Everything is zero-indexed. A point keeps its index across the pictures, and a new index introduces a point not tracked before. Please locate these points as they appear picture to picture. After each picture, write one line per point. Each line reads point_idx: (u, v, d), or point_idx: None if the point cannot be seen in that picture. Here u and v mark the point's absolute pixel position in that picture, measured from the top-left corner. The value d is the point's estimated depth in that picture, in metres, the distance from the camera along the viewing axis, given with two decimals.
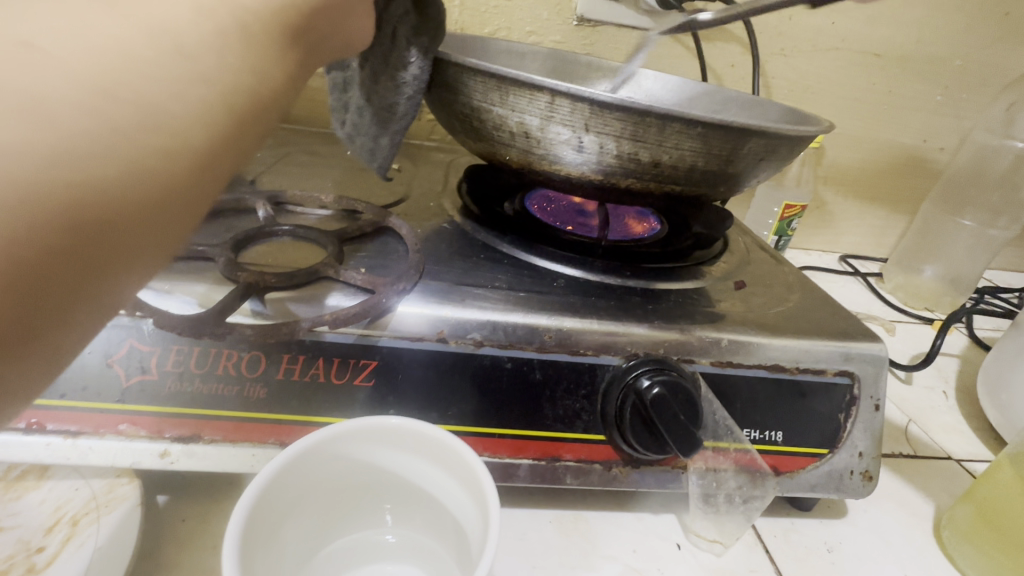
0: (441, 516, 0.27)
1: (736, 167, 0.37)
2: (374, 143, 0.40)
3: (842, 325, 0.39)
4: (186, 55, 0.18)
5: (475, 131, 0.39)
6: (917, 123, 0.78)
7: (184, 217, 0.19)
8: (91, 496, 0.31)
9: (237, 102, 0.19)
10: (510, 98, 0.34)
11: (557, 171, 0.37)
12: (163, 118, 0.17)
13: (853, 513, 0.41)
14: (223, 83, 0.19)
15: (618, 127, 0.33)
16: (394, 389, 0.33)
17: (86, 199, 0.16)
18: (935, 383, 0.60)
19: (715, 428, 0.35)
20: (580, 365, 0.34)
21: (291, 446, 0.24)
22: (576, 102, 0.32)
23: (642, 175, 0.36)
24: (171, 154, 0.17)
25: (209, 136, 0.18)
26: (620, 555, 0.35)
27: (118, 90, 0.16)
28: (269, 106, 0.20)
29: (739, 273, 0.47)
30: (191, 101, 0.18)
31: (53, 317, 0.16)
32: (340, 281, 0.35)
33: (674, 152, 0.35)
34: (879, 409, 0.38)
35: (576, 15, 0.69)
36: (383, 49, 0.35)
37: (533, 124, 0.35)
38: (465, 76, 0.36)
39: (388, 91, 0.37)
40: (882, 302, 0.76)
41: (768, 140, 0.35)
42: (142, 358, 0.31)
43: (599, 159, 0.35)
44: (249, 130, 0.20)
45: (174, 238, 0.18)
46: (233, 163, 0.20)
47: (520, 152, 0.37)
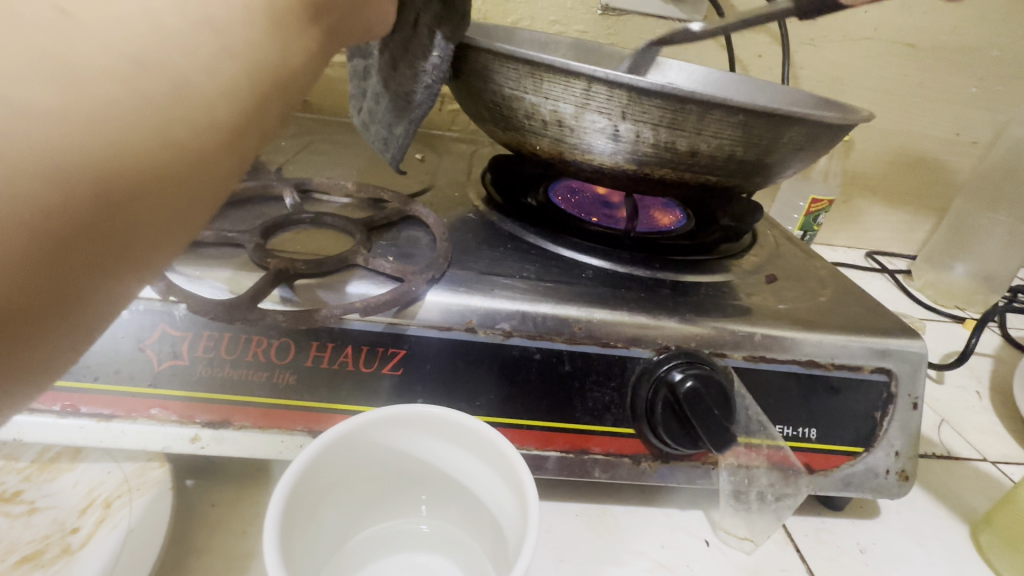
0: (474, 505, 0.27)
1: (774, 157, 0.36)
2: (388, 132, 0.39)
3: (878, 321, 0.38)
4: (215, 28, 0.18)
5: (505, 119, 0.39)
6: (951, 116, 0.76)
7: (209, 194, 0.19)
8: (123, 478, 0.31)
9: (260, 78, 0.19)
10: (544, 85, 0.34)
11: (589, 160, 0.37)
12: (191, 92, 0.17)
13: (885, 513, 0.40)
14: (248, 58, 0.19)
15: (656, 115, 0.32)
16: (422, 377, 0.33)
17: (118, 170, 0.16)
18: (967, 383, 0.58)
19: (747, 424, 0.34)
20: (611, 357, 0.34)
21: (324, 434, 0.24)
22: (613, 89, 0.32)
23: (678, 165, 0.35)
24: (198, 129, 0.18)
25: (232, 112, 0.19)
26: (649, 551, 0.34)
27: (151, 63, 0.16)
28: (288, 85, 0.21)
29: (770, 267, 0.46)
30: (217, 75, 0.18)
31: (85, 287, 0.16)
32: (368, 269, 0.34)
33: (712, 141, 0.34)
34: (917, 407, 0.37)
35: (600, 3, 0.68)
36: (404, 36, 0.34)
37: (567, 112, 0.34)
38: (497, 64, 0.35)
39: (405, 79, 0.36)
40: (911, 299, 0.74)
41: (809, 128, 0.34)
42: (173, 343, 0.31)
43: (634, 148, 0.35)
44: (268, 108, 0.20)
45: (198, 214, 0.19)
46: (251, 141, 0.20)
47: (552, 141, 0.37)
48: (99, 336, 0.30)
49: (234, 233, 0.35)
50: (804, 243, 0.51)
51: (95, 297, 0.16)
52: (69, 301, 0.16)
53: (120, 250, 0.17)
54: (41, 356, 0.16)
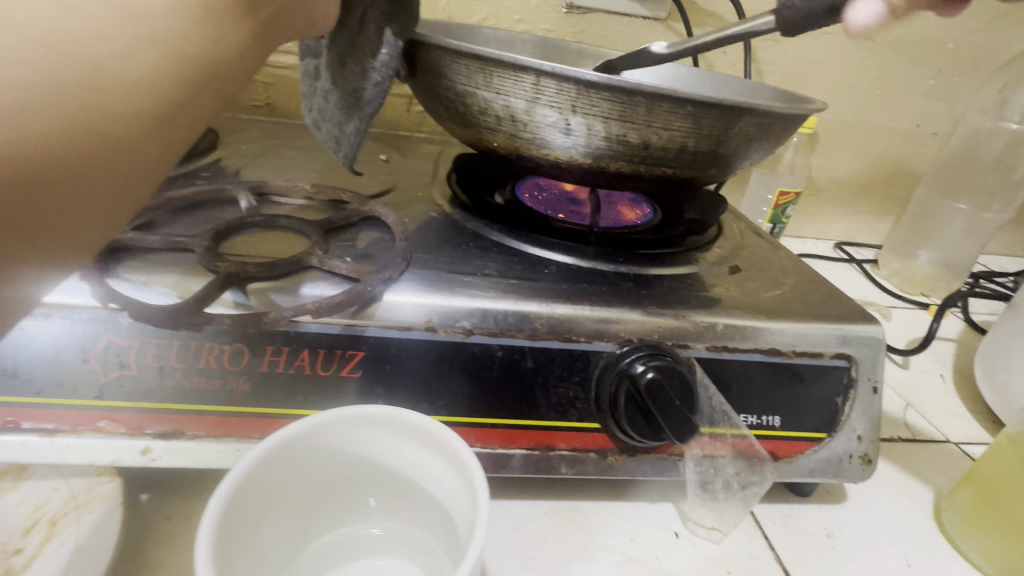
0: (428, 507, 0.27)
1: (726, 148, 0.36)
2: (339, 130, 0.38)
3: (838, 308, 0.39)
4: (136, 15, 0.17)
5: (460, 116, 0.38)
6: (910, 107, 0.77)
7: (130, 182, 0.19)
8: (71, 496, 0.30)
9: (188, 67, 0.19)
10: (496, 80, 0.34)
11: (545, 155, 0.37)
12: (110, 80, 0.17)
13: (852, 497, 0.40)
14: (175, 47, 0.19)
15: (606, 108, 0.33)
16: (382, 379, 0.32)
17: (29, 156, 0.16)
18: (932, 367, 0.60)
19: (711, 414, 0.34)
20: (573, 352, 0.34)
21: (278, 433, 0.24)
22: (561, 82, 0.32)
23: (632, 158, 0.35)
24: (118, 119, 0.18)
25: (157, 102, 0.19)
26: (618, 545, 0.34)
27: (61, 46, 0.16)
28: (222, 76, 0.21)
29: (734, 258, 0.46)
30: (139, 64, 0.18)
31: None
32: (324, 270, 0.34)
33: (663, 133, 0.34)
34: (877, 391, 0.37)
35: (565, 2, 0.68)
36: (351, 32, 0.34)
37: (518, 107, 0.34)
38: (448, 60, 0.35)
39: (355, 76, 0.36)
40: (878, 288, 0.76)
41: (759, 119, 0.35)
42: (120, 352, 0.30)
43: (587, 142, 0.35)
44: (200, 100, 0.20)
45: (121, 200, 0.19)
46: (182, 132, 0.20)
47: (507, 136, 0.37)
48: (41, 347, 0.29)
49: (184, 237, 0.34)
50: (769, 235, 0.52)
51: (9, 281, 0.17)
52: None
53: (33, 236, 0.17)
54: None
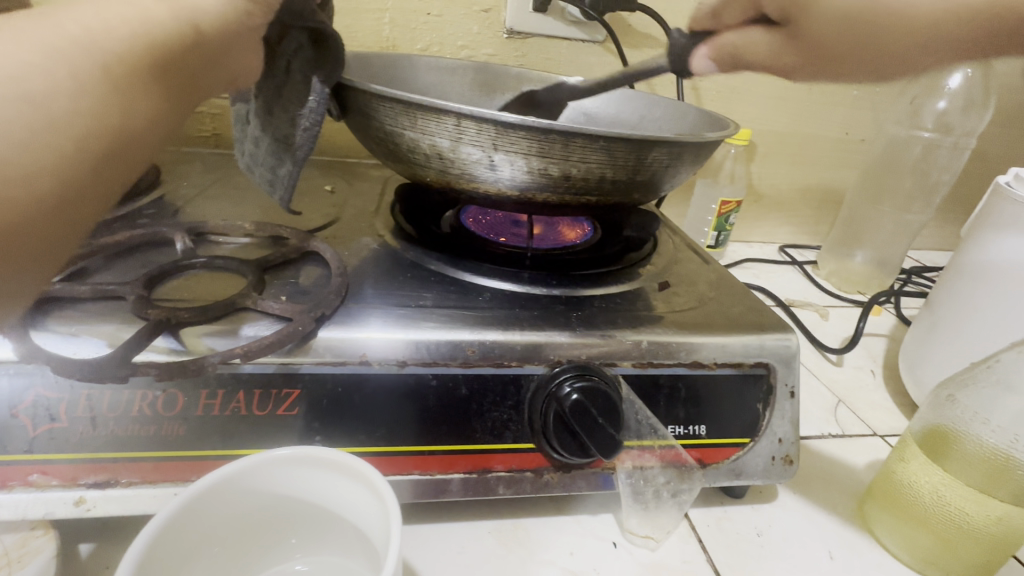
0: (347, 535, 0.28)
1: (645, 176, 0.38)
2: (272, 174, 0.38)
3: (757, 318, 0.41)
4: (34, 103, 0.20)
5: (393, 153, 0.40)
6: (838, 117, 0.82)
7: (38, 256, 0.21)
8: (2, 552, 0.30)
9: (93, 144, 0.21)
10: (420, 122, 0.35)
11: (475, 188, 0.38)
12: (6, 169, 0.19)
13: (782, 495, 0.43)
14: (76, 128, 0.21)
15: (525, 146, 0.34)
16: (320, 415, 0.33)
17: None
18: (863, 363, 0.63)
19: (638, 428, 0.37)
20: (505, 376, 0.35)
21: (189, 489, 0.25)
22: (480, 123, 0.33)
23: (556, 189, 0.37)
24: (20, 206, 0.19)
25: (60, 183, 0.20)
26: (557, 559, 0.36)
27: None
28: (133, 146, 0.23)
29: (667, 273, 0.49)
30: (38, 150, 0.20)
31: None
32: (258, 311, 0.34)
33: (582, 166, 0.36)
34: (794, 395, 0.40)
35: (506, 27, 0.70)
36: (277, 82, 0.36)
37: (444, 146, 0.36)
38: (375, 102, 0.37)
39: (284, 123, 0.37)
40: (817, 288, 0.80)
41: (671, 148, 0.37)
42: (49, 406, 0.30)
43: (513, 176, 0.36)
44: (109, 175, 0.22)
45: (35, 269, 0.21)
46: (93, 206, 0.22)
47: (438, 172, 0.38)
48: None
49: (114, 285, 0.34)
50: (701, 248, 0.55)
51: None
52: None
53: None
54: None
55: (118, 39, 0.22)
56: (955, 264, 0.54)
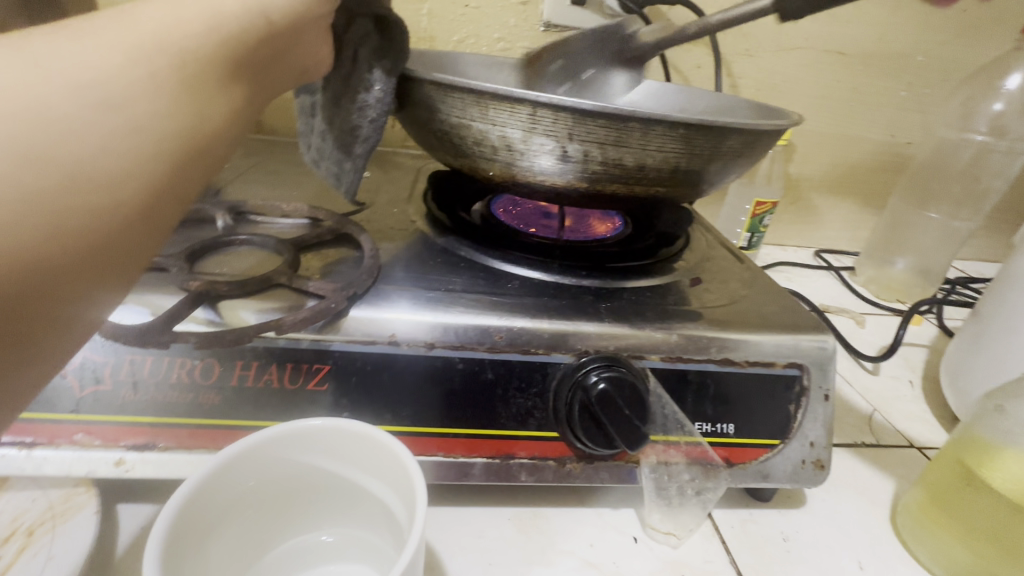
0: (370, 508, 0.28)
1: (717, 164, 0.37)
2: (338, 168, 0.39)
3: (792, 318, 0.40)
4: (115, 106, 0.19)
5: (455, 147, 0.38)
6: (884, 119, 0.79)
7: (119, 264, 0.20)
8: (48, 505, 0.32)
9: (169, 146, 0.21)
10: (491, 113, 0.34)
11: (541, 181, 0.37)
12: (89, 177, 0.18)
13: (811, 502, 0.42)
14: (154, 131, 0.20)
15: (601, 134, 0.33)
16: (348, 391, 0.34)
17: (42, 259, 0.18)
18: (901, 373, 0.61)
19: (665, 423, 0.36)
20: (532, 363, 0.35)
21: (208, 465, 0.25)
22: (558, 112, 0.32)
23: (627, 179, 0.36)
24: (104, 212, 0.19)
25: (137, 187, 0.20)
26: (577, 550, 0.36)
27: (49, 155, 0.18)
28: (206, 147, 0.22)
29: (698, 270, 0.48)
30: (118, 155, 0.19)
31: (25, 342, 0.18)
32: (294, 288, 0.35)
33: (657, 155, 0.35)
34: (829, 399, 0.38)
35: (542, 20, 0.70)
36: (344, 73, 0.36)
37: (515, 136, 0.34)
38: (441, 93, 0.35)
39: (349, 114, 0.37)
40: (854, 295, 0.77)
41: (746, 135, 0.36)
42: (95, 368, 0.31)
43: (584, 168, 0.35)
44: (184, 176, 0.22)
45: (112, 280, 0.20)
46: (170, 208, 0.21)
47: (503, 165, 0.37)
48: None
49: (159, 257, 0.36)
50: (735, 247, 0.53)
51: (36, 359, 0.19)
52: (16, 370, 0.19)
53: (31, 326, 0.18)
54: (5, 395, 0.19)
55: (190, 37, 0.22)
56: (1006, 274, 0.53)
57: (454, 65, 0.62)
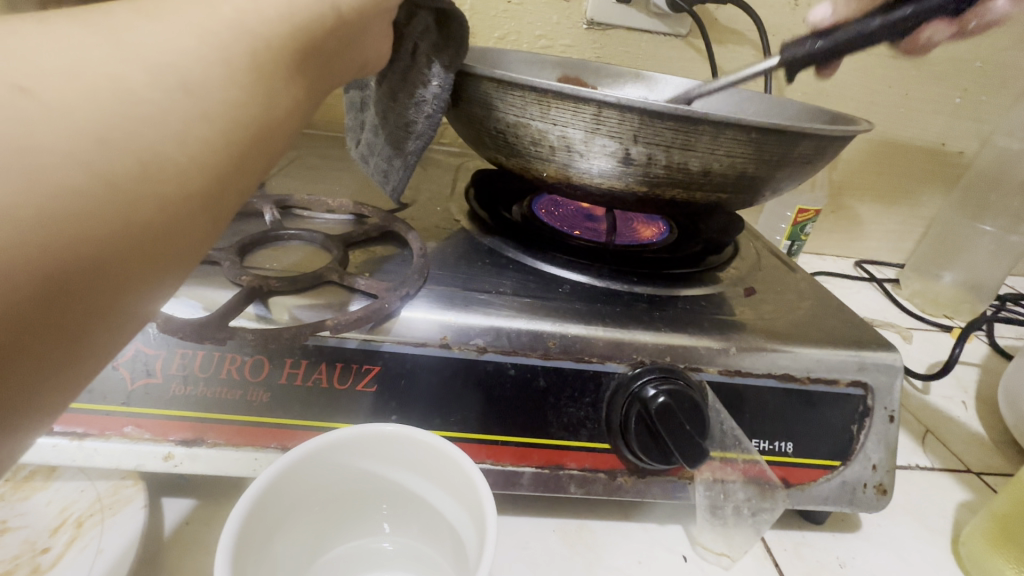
0: (433, 517, 0.27)
1: (785, 171, 0.35)
2: (387, 164, 0.39)
3: (855, 333, 0.38)
4: (190, 91, 0.17)
5: (509, 147, 0.37)
6: (936, 126, 0.76)
7: (178, 259, 0.18)
8: (97, 497, 0.31)
9: (238, 136, 0.19)
10: (552, 111, 0.32)
11: (598, 185, 0.36)
12: (160, 164, 0.17)
13: (866, 527, 0.40)
14: (225, 118, 0.19)
15: (667, 137, 0.32)
16: (397, 394, 0.33)
17: (104, 250, 0.16)
18: (954, 393, 0.58)
19: (722, 438, 0.35)
20: (586, 372, 0.34)
21: (281, 460, 0.24)
22: (624, 113, 0.31)
23: (689, 185, 0.35)
24: (170, 202, 0.17)
25: (203, 177, 0.18)
26: (625, 567, 0.34)
27: (120, 140, 0.16)
28: (270, 138, 0.21)
29: (750, 279, 0.46)
30: (191, 142, 0.18)
31: (78, 343, 0.16)
32: (345, 286, 0.35)
33: (725, 160, 0.33)
34: (893, 420, 0.37)
35: (586, 18, 0.69)
36: (404, 65, 0.35)
37: (575, 137, 0.33)
38: (499, 91, 0.34)
39: (405, 109, 0.36)
40: (900, 309, 0.74)
41: (818, 141, 0.34)
42: (147, 361, 0.31)
43: (645, 171, 0.34)
44: (247, 166, 0.20)
45: (170, 276, 0.18)
46: (230, 200, 0.20)
47: (559, 167, 0.35)
48: None
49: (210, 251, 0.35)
50: (786, 256, 0.52)
51: (87, 365, 0.17)
52: (71, 374, 0.17)
53: (88, 325, 0.16)
54: (54, 403, 0.17)
55: (264, 23, 0.20)
56: None
57: (496, 62, 0.61)
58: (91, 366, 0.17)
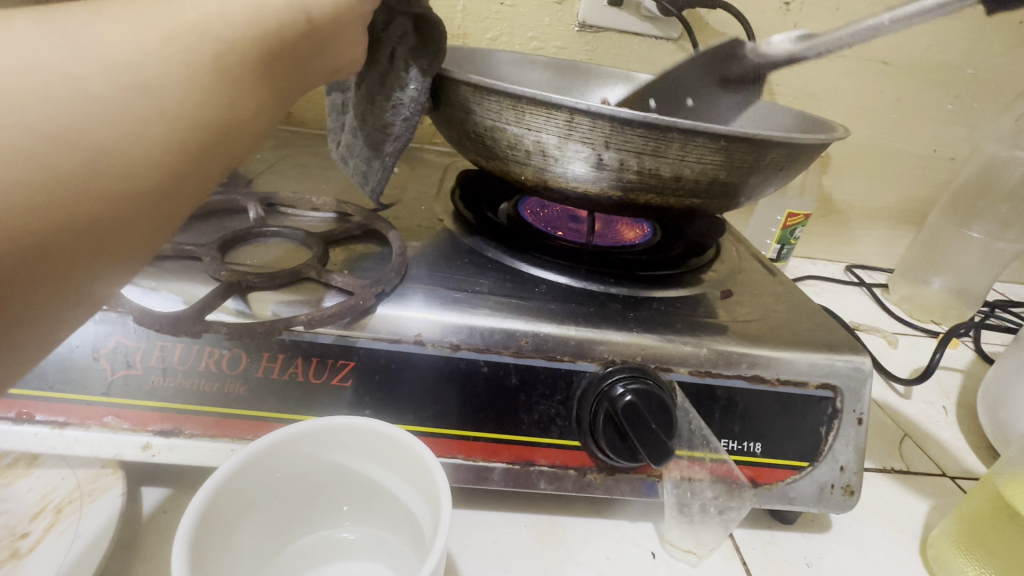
0: (394, 509, 0.28)
1: (758, 177, 0.36)
2: (366, 166, 0.40)
3: (827, 337, 0.39)
4: (147, 92, 0.18)
5: (487, 150, 0.38)
6: (926, 133, 0.77)
7: (128, 251, 0.19)
8: (76, 485, 0.32)
9: (197, 136, 0.20)
10: (527, 117, 0.33)
11: (573, 188, 0.36)
12: (111, 160, 0.18)
13: (836, 527, 0.40)
14: (183, 118, 0.19)
15: (638, 144, 0.32)
16: (371, 389, 0.33)
17: (52, 240, 0.17)
18: (935, 398, 0.59)
19: (690, 438, 0.35)
20: (557, 371, 0.35)
21: (247, 447, 0.25)
22: (596, 119, 0.31)
23: (662, 191, 0.35)
24: (120, 197, 0.18)
25: (157, 173, 0.19)
26: (593, 562, 0.35)
27: (71, 137, 0.17)
28: (233, 138, 0.21)
29: (729, 282, 0.47)
30: (145, 141, 0.18)
31: (26, 323, 0.17)
32: (323, 283, 0.35)
33: (696, 166, 0.34)
34: (862, 423, 0.37)
35: (578, 21, 0.69)
36: (381, 69, 0.36)
37: (549, 142, 0.34)
38: (477, 95, 0.35)
39: (382, 112, 0.37)
40: (887, 314, 0.75)
41: (790, 149, 0.35)
42: (127, 352, 0.32)
43: (619, 176, 0.34)
44: (206, 164, 0.20)
45: (122, 267, 0.19)
46: (188, 197, 0.20)
47: (535, 170, 0.36)
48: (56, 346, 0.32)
49: (192, 246, 0.36)
50: (766, 259, 0.52)
51: (35, 346, 0.18)
52: (22, 350, 0.18)
53: (38, 313, 0.17)
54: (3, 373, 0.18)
55: (230, 26, 0.21)
56: None
57: (487, 64, 0.61)
58: (38, 346, 0.18)
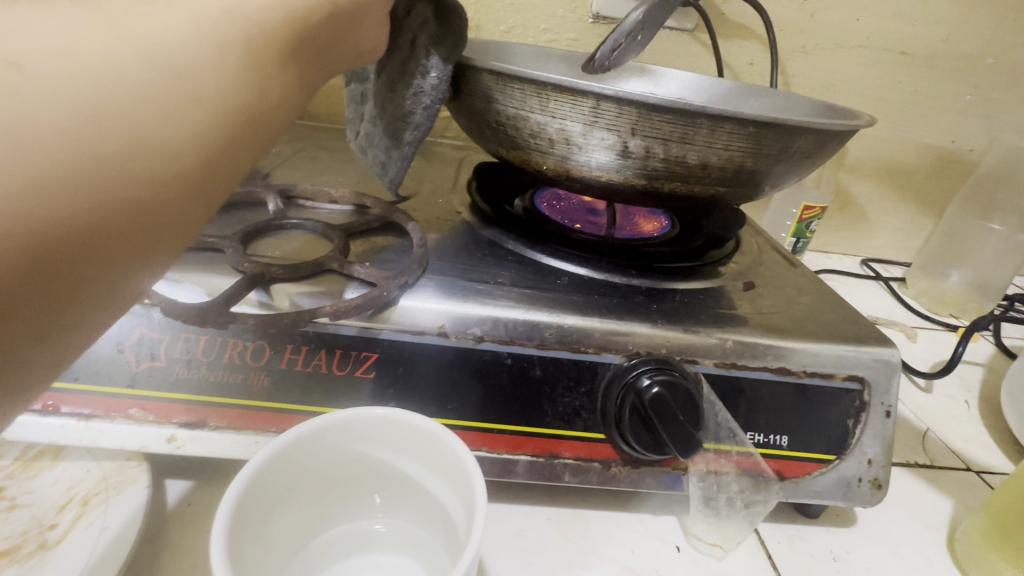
0: (425, 500, 0.28)
1: (784, 165, 0.35)
2: (385, 157, 0.39)
3: (853, 329, 0.38)
4: (181, 74, 0.18)
5: (509, 139, 0.37)
6: (945, 124, 0.75)
7: (163, 237, 0.19)
8: (102, 477, 0.32)
9: (228, 121, 0.20)
10: (552, 104, 0.33)
11: (596, 177, 0.36)
12: (148, 142, 0.17)
13: (861, 521, 0.40)
14: (215, 103, 0.19)
15: (666, 130, 0.32)
16: (394, 381, 0.33)
17: (88, 222, 0.16)
18: (957, 392, 0.58)
19: (716, 431, 0.35)
20: (581, 363, 0.34)
21: (279, 438, 0.25)
22: (623, 106, 0.31)
23: (688, 179, 0.35)
24: (155, 180, 0.18)
25: (191, 157, 0.18)
26: (618, 556, 0.35)
27: (109, 116, 0.16)
28: (262, 125, 0.21)
29: (751, 274, 0.46)
30: (180, 124, 0.18)
31: (62, 311, 0.17)
32: (345, 275, 0.35)
33: (723, 154, 0.33)
34: (890, 415, 0.37)
35: (592, 12, 0.69)
36: (402, 57, 0.36)
37: (574, 130, 0.33)
38: (499, 84, 0.34)
39: (402, 100, 0.36)
40: (905, 307, 0.74)
41: (818, 135, 0.34)
42: (152, 345, 0.32)
43: (644, 164, 0.34)
44: (236, 150, 0.20)
45: (156, 255, 0.19)
46: (220, 184, 0.20)
47: (558, 160, 0.36)
48: None
49: (214, 238, 0.36)
50: (787, 251, 0.52)
51: (69, 337, 0.17)
52: (57, 341, 0.17)
53: (75, 300, 0.17)
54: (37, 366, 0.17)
55: (259, 10, 0.21)
56: None
57: (501, 56, 0.61)
58: (73, 336, 0.18)
